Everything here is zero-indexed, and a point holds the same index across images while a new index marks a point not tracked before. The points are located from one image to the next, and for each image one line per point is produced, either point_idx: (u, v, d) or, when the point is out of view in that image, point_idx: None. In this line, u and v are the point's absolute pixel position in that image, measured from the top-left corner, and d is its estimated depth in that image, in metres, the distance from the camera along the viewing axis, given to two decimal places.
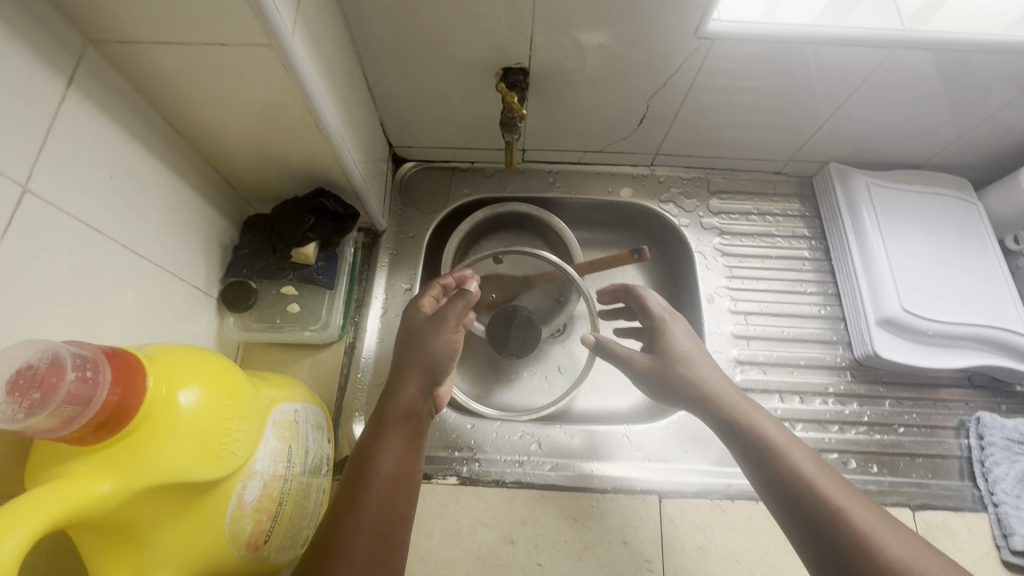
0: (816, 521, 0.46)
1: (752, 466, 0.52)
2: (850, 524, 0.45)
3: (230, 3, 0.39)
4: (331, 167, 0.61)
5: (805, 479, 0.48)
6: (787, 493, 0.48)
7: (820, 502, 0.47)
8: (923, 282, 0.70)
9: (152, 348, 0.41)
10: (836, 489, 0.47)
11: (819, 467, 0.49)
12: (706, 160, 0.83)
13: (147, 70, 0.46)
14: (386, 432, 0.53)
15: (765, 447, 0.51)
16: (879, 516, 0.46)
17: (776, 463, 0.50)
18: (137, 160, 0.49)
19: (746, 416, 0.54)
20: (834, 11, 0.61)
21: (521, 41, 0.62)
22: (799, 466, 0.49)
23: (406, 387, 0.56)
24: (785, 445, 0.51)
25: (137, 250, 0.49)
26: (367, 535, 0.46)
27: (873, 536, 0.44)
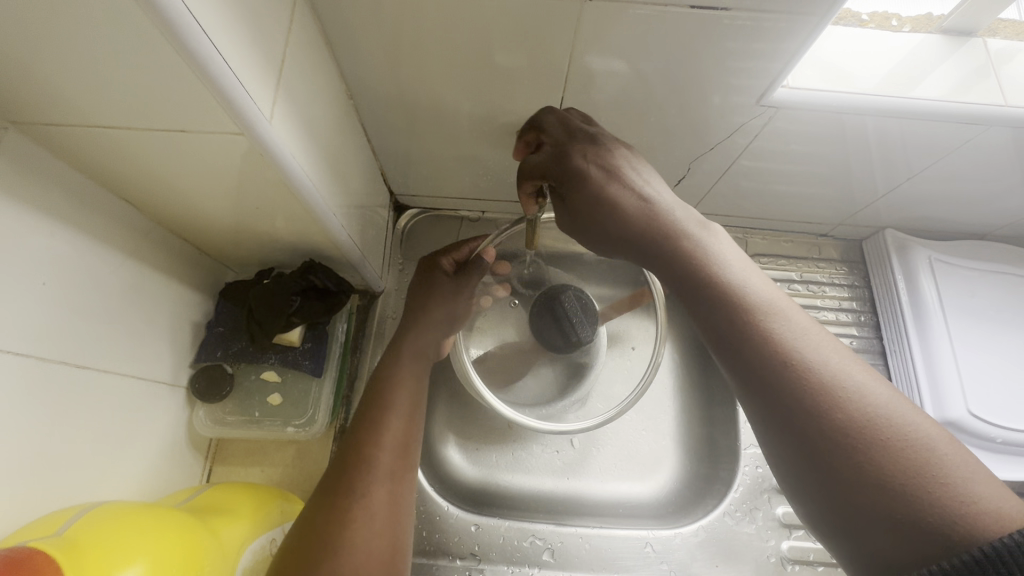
0: (794, 403, 0.31)
1: (713, 329, 0.35)
2: (846, 408, 0.30)
3: (182, 86, 0.31)
4: (323, 242, 0.53)
5: (785, 348, 0.32)
6: (759, 366, 0.32)
7: (807, 380, 0.31)
8: (990, 378, 0.63)
9: (78, 527, 0.34)
10: (831, 358, 0.32)
11: (811, 330, 0.33)
12: (746, 220, 0.74)
13: (96, 152, 0.39)
14: (400, 360, 0.53)
15: (739, 303, 0.35)
16: (888, 395, 0.30)
17: (747, 326, 0.34)
18: (85, 251, 0.42)
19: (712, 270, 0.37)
20: (916, 77, 0.52)
21: (544, 99, 0.53)
22: (781, 331, 0.33)
23: (423, 330, 0.57)
24: (759, 297, 0.35)
25: (83, 359, 0.42)
26: (391, 463, 0.45)
27: (882, 421, 0.29)
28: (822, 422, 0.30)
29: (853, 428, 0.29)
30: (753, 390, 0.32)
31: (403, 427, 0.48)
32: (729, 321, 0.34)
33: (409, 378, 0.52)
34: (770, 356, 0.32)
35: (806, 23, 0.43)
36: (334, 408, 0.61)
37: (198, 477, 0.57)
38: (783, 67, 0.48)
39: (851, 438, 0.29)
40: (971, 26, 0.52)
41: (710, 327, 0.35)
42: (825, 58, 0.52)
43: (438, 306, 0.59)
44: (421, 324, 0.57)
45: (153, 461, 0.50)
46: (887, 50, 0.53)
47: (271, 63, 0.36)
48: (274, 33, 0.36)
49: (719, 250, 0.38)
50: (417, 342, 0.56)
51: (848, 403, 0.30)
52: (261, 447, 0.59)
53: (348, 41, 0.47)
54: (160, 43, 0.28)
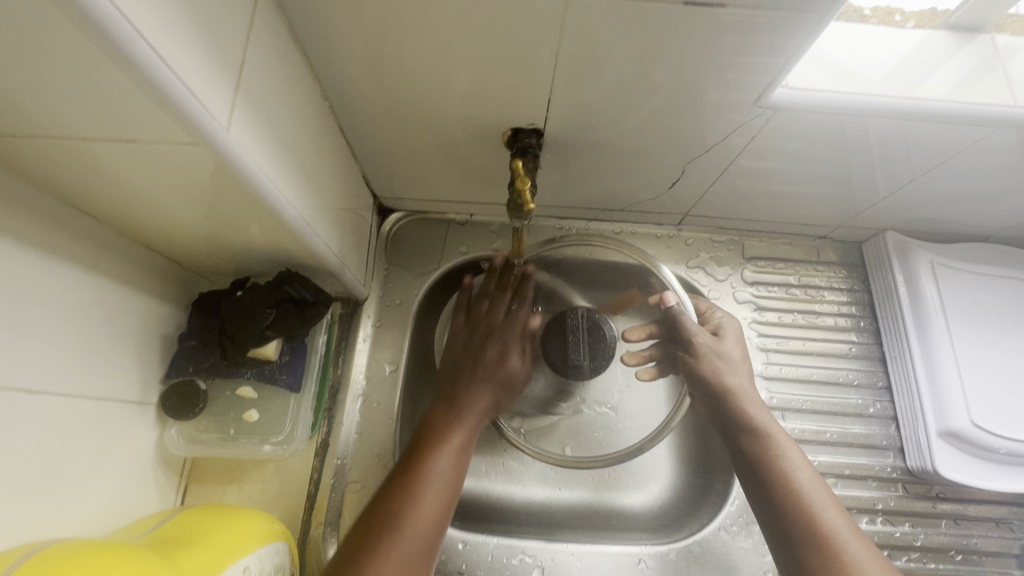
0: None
1: (761, 497, 0.51)
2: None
3: (127, 96, 0.28)
4: (298, 251, 0.50)
5: (823, 537, 0.45)
6: (798, 536, 0.47)
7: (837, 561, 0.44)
8: (994, 387, 0.61)
9: (27, 570, 0.31)
10: (862, 557, 0.44)
11: (855, 536, 0.45)
12: (742, 223, 0.72)
13: (41, 163, 0.36)
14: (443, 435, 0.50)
15: (792, 494, 0.49)
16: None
17: (793, 510, 0.48)
18: (35, 268, 0.39)
19: (779, 453, 0.52)
20: (921, 76, 0.50)
21: (531, 101, 0.50)
22: (824, 527, 0.46)
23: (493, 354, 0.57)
24: (812, 492, 0.49)
25: (35, 383, 0.39)
26: (413, 557, 0.43)
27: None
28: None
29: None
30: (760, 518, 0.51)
31: (434, 513, 0.45)
32: (783, 501, 0.49)
33: (449, 456, 0.49)
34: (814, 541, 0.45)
35: (807, 19, 0.40)
36: (314, 422, 0.59)
37: (172, 498, 0.54)
38: (782, 66, 0.45)
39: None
40: (979, 22, 0.50)
41: (760, 495, 0.51)
42: (825, 57, 0.50)
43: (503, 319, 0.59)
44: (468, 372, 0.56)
45: (121, 484, 0.48)
46: (891, 47, 0.50)
47: (230, 65, 0.34)
48: (231, 32, 0.34)
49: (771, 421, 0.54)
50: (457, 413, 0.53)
51: None
52: (239, 464, 0.57)
53: (321, 39, 0.44)
54: (97, 52, 0.25)
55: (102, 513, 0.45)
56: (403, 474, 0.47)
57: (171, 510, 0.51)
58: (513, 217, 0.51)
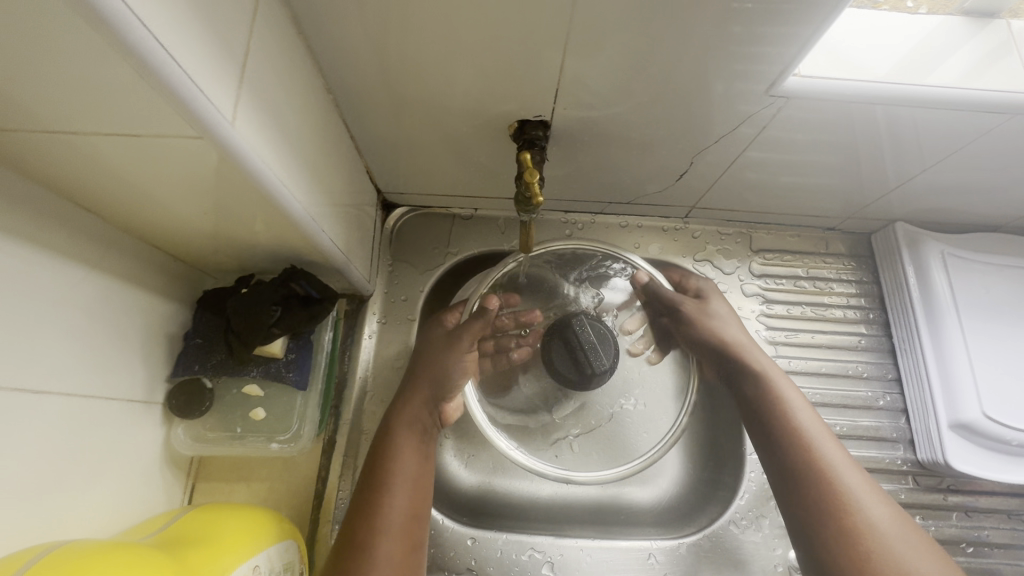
0: (823, 502, 0.48)
1: (765, 435, 0.55)
2: (853, 509, 0.47)
3: (131, 91, 0.28)
4: (304, 247, 0.50)
5: (824, 469, 0.50)
6: (803, 466, 0.51)
7: (839, 491, 0.48)
8: (1006, 380, 0.61)
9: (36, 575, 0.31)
10: (852, 478, 0.49)
11: (847, 461, 0.51)
12: (750, 215, 0.71)
13: (42, 160, 0.35)
14: (398, 438, 0.54)
15: (790, 427, 0.54)
16: (896, 521, 0.47)
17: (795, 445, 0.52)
18: (37, 267, 0.39)
19: (782, 394, 0.56)
20: (935, 62, 0.49)
21: (538, 93, 0.50)
22: (825, 460, 0.51)
23: (410, 403, 0.57)
24: (814, 430, 0.53)
25: (39, 384, 0.39)
26: (397, 556, 0.47)
27: (882, 526, 0.46)
28: (836, 523, 0.47)
29: (864, 529, 0.46)
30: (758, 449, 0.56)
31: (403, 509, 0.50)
32: (784, 433, 0.53)
33: (404, 489, 0.51)
34: (816, 472, 0.50)
35: (822, 6, 0.39)
36: (321, 420, 0.59)
37: (180, 497, 0.54)
38: (795, 55, 0.44)
39: (856, 531, 0.46)
40: (995, 7, 0.49)
41: (766, 433, 0.55)
42: (837, 44, 0.49)
43: (428, 365, 0.59)
44: (412, 384, 0.58)
45: (128, 484, 0.47)
46: (903, 34, 0.49)
47: (234, 57, 0.33)
48: (236, 23, 0.33)
49: (765, 361, 0.60)
50: (407, 420, 0.56)
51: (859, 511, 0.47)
52: (246, 462, 0.57)
53: (325, 32, 0.43)
54: (102, 47, 0.25)
55: (110, 514, 0.45)
56: (369, 478, 0.51)
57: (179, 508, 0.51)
58: (522, 212, 0.50)
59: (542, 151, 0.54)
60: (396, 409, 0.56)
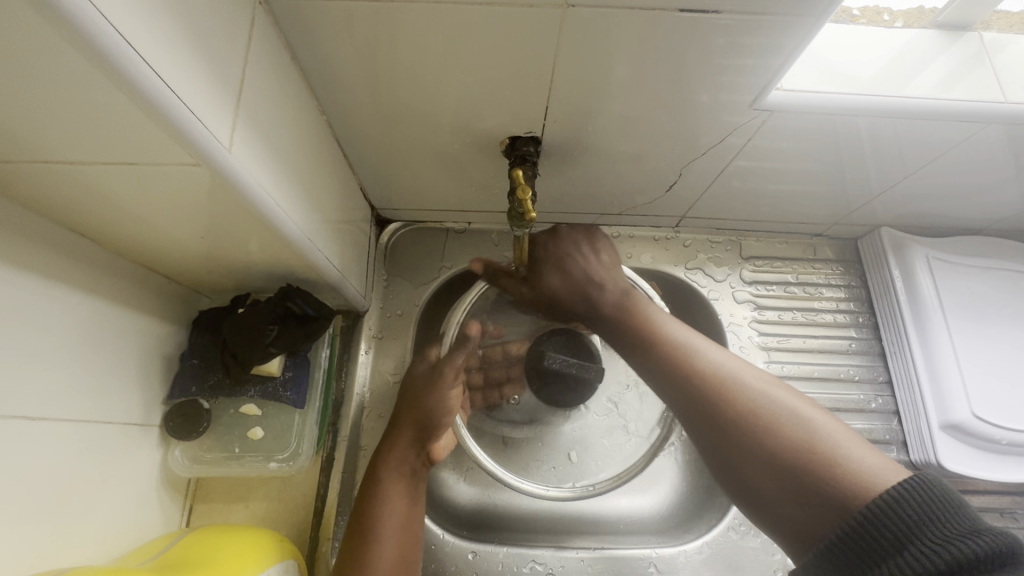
0: (720, 392, 0.48)
1: (637, 337, 0.57)
2: (779, 430, 0.43)
3: (130, 122, 0.28)
4: (300, 266, 0.50)
5: (693, 359, 0.51)
6: (706, 385, 0.49)
7: (753, 402, 0.46)
8: (994, 380, 0.62)
9: None
10: (770, 399, 0.46)
11: (761, 385, 0.47)
12: (739, 223, 0.72)
13: (39, 189, 0.35)
14: (386, 479, 0.56)
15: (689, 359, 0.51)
16: (823, 419, 0.43)
17: (669, 346, 0.54)
18: (34, 293, 0.39)
19: (668, 330, 0.55)
20: (910, 74, 0.50)
21: (528, 110, 0.51)
22: (695, 352, 0.52)
23: (399, 443, 0.58)
24: (728, 366, 0.50)
25: (36, 411, 0.39)
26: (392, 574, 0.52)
27: (796, 414, 0.44)
28: (755, 441, 0.44)
29: (779, 431, 0.43)
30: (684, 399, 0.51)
31: (390, 538, 0.54)
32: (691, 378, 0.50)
33: (393, 514, 0.55)
34: (716, 382, 0.49)
35: (799, 23, 0.41)
36: (319, 438, 0.59)
37: (178, 519, 0.54)
38: (777, 70, 0.46)
39: (778, 436, 0.43)
40: (968, 20, 0.50)
41: (664, 368, 0.53)
42: (816, 58, 0.50)
43: (415, 403, 0.61)
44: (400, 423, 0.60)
45: (125, 509, 0.47)
46: (880, 46, 0.51)
47: (230, 84, 0.34)
48: (230, 50, 0.34)
49: None
50: (394, 463, 0.57)
51: (785, 427, 0.43)
52: (244, 482, 0.57)
53: (318, 56, 0.44)
54: (102, 82, 0.25)
55: (108, 539, 0.45)
56: (357, 518, 0.54)
57: (177, 531, 0.51)
58: (517, 226, 0.51)
59: (533, 166, 0.55)
60: (382, 453, 0.58)
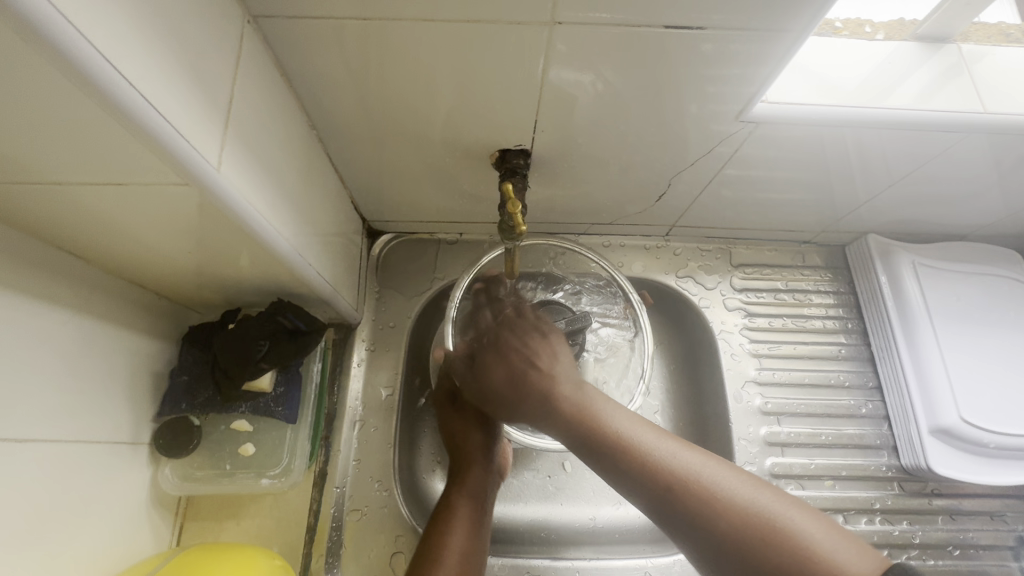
0: (660, 495, 0.39)
1: (569, 427, 0.45)
2: (737, 525, 0.36)
3: (119, 144, 0.28)
4: (291, 281, 0.50)
5: (615, 441, 0.42)
6: (644, 487, 0.40)
7: (699, 502, 0.37)
8: (980, 384, 0.63)
9: None
10: (713, 476, 0.38)
11: (695, 462, 0.40)
12: (728, 231, 0.73)
13: (25, 210, 0.35)
14: (455, 508, 0.53)
15: (612, 441, 0.43)
16: (768, 496, 0.37)
17: (598, 436, 0.43)
18: (22, 313, 0.38)
19: (596, 408, 0.45)
20: (891, 85, 0.51)
21: (517, 123, 0.51)
22: (614, 431, 0.43)
23: (468, 472, 0.56)
24: (651, 443, 0.42)
25: (24, 433, 0.38)
26: None
27: (748, 508, 0.36)
28: (717, 541, 0.36)
29: (736, 537, 0.35)
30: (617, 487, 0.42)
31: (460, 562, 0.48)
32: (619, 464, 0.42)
33: (461, 538, 0.50)
34: (654, 481, 0.40)
35: (783, 36, 0.42)
36: (312, 452, 0.59)
37: (168, 539, 0.53)
38: (765, 78, 0.46)
39: (734, 546, 0.35)
40: (946, 33, 0.51)
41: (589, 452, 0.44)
42: (799, 71, 0.51)
43: (465, 427, 0.59)
44: (460, 453, 0.57)
45: (115, 531, 0.46)
46: (860, 59, 0.52)
47: (219, 104, 0.34)
48: (219, 70, 0.34)
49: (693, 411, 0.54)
50: (469, 490, 0.55)
51: (744, 515, 0.36)
52: (236, 499, 0.56)
53: (308, 73, 0.45)
54: (92, 106, 0.25)
55: (97, 562, 0.44)
56: (422, 553, 0.49)
57: (168, 551, 0.50)
58: (506, 237, 0.51)
59: (524, 178, 0.56)
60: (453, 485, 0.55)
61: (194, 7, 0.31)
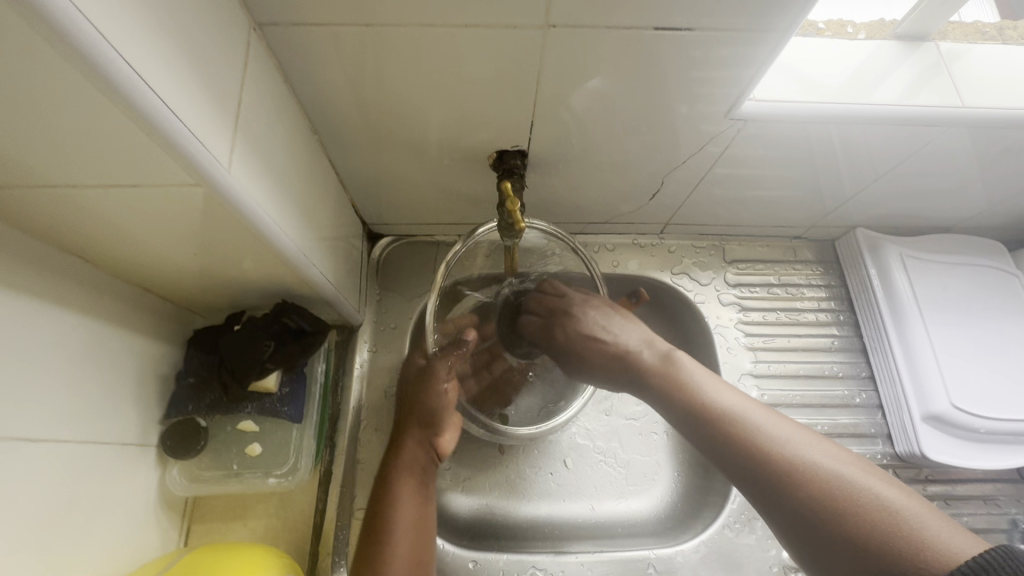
0: (755, 461, 0.43)
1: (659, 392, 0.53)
2: (831, 493, 0.39)
3: (134, 145, 0.30)
4: (295, 282, 0.51)
5: (714, 408, 0.48)
6: (731, 450, 0.45)
7: (793, 473, 0.41)
8: (970, 371, 0.64)
9: None
10: (812, 451, 0.43)
11: (794, 438, 0.44)
12: (721, 228, 0.75)
13: (40, 214, 0.36)
14: (401, 476, 0.56)
15: (711, 410, 0.48)
16: (874, 481, 0.40)
17: (703, 411, 0.48)
18: (31, 317, 0.39)
19: (685, 376, 0.52)
20: (872, 82, 0.53)
21: (514, 125, 0.53)
22: (715, 400, 0.49)
23: (413, 440, 0.59)
24: (751, 414, 0.47)
25: (33, 433, 0.39)
26: (408, 559, 0.52)
27: (848, 487, 0.39)
28: (813, 510, 0.39)
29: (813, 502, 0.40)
30: (715, 457, 0.47)
31: (407, 522, 0.53)
32: (718, 430, 0.47)
33: (409, 498, 0.55)
34: (740, 446, 0.45)
35: (768, 37, 0.44)
36: (317, 451, 0.59)
37: (176, 540, 0.54)
38: (750, 79, 0.48)
39: (837, 519, 0.38)
40: (924, 31, 0.54)
41: (687, 419, 0.50)
42: (785, 70, 0.53)
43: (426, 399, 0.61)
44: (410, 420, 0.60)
45: (123, 532, 0.47)
46: (843, 57, 0.54)
47: (228, 108, 0.35)
48: (228, 74, 0.35)
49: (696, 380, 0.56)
50: (406, 462, 0.57)
51: (840, 489, 0.39)
52: (242, 500, 0.57)
53: (311, 79, 0.46)
54: (113, 110, 0.27)
55: (106, 562, 0.45)
56: (375, 513, 0.54)
57: (176, 552, 0.51)
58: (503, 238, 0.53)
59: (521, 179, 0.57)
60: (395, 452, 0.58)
61: (204, 16, 0.33)
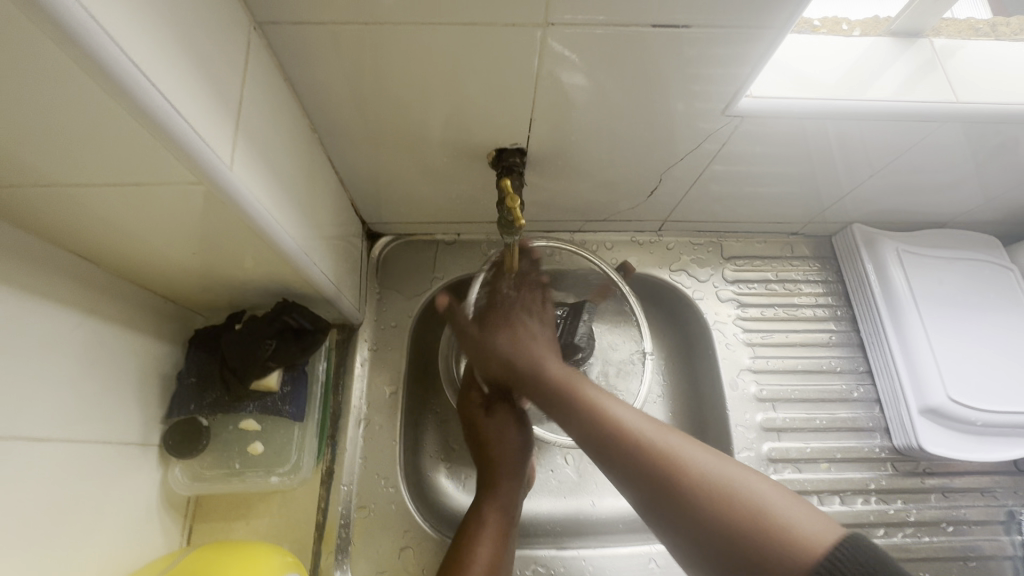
0: (624, 457, 0.43)
1: (560, 405, 0.49)
2: (688, 485, 0.39)
3: (137, 144, 0.30)
4: (296, 281, 0.51)
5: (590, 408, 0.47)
6: (609, 450, 0.44)
7: (657, 467, 0.41)
8: (967, 364, 0.65)
9: None
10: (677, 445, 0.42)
11: (660, 433, 0.44)
12: (719, 225, 0.75)
13: (42, 214, 0.36)
14: (483, 519, 0.54)
15: (586, 407, 0.47)
16: (732, 470, 0.40)
17: (581, 412, 0.47)
18: (33, 316, 0.39)
19: (569, 381, 0.50)
20: (867, 79, 0.53)
21: (513, 123, 0.53)
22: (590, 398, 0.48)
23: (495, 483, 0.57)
24: (622, 412, 0.46)
25: (36, 432, 0.39)
26: None
27: (703, 476, 0.39)
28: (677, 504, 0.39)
29: (705, 511, 0.38)
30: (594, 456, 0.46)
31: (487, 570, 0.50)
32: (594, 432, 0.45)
33: (489, 542, 0.52)
34: (619, 448, 0.43)
35: (763, 35, 0.44)
36: (319, 449, 0.60)
37: (178, 539, 0.54)
38: (747, 76, 0.48)
39: (697, 512, 0.38)
40: (918, 27, 0.54)
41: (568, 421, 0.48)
42: (780, 66, 0.53)
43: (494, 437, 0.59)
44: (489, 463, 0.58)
45: (126, 531, 0.47)
46: (838, 54, 0.54)
47: (229, 107, 0.35)
48: (229, 73, 0.35)
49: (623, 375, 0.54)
50: (492, 505, 0.55)
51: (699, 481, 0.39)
52: (244, 499, 0.57)
53: (310, 78, 0.46)
54: (116, 108, 0.27)
55: (109, 561, 0.45)
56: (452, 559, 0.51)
57: (179, 551, 0.51)
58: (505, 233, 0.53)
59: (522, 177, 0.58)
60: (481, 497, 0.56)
61: (204, 14, 0.33)
